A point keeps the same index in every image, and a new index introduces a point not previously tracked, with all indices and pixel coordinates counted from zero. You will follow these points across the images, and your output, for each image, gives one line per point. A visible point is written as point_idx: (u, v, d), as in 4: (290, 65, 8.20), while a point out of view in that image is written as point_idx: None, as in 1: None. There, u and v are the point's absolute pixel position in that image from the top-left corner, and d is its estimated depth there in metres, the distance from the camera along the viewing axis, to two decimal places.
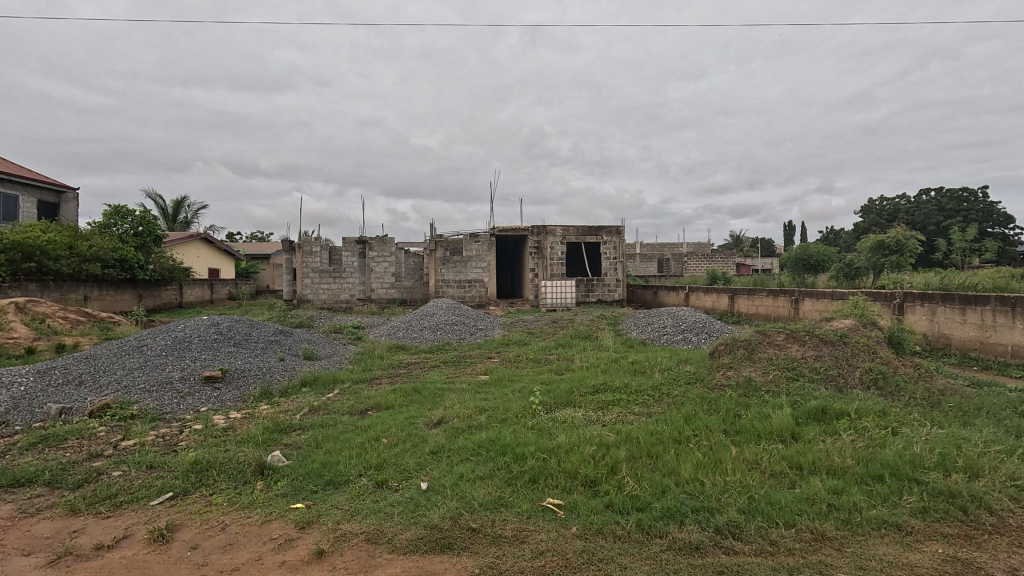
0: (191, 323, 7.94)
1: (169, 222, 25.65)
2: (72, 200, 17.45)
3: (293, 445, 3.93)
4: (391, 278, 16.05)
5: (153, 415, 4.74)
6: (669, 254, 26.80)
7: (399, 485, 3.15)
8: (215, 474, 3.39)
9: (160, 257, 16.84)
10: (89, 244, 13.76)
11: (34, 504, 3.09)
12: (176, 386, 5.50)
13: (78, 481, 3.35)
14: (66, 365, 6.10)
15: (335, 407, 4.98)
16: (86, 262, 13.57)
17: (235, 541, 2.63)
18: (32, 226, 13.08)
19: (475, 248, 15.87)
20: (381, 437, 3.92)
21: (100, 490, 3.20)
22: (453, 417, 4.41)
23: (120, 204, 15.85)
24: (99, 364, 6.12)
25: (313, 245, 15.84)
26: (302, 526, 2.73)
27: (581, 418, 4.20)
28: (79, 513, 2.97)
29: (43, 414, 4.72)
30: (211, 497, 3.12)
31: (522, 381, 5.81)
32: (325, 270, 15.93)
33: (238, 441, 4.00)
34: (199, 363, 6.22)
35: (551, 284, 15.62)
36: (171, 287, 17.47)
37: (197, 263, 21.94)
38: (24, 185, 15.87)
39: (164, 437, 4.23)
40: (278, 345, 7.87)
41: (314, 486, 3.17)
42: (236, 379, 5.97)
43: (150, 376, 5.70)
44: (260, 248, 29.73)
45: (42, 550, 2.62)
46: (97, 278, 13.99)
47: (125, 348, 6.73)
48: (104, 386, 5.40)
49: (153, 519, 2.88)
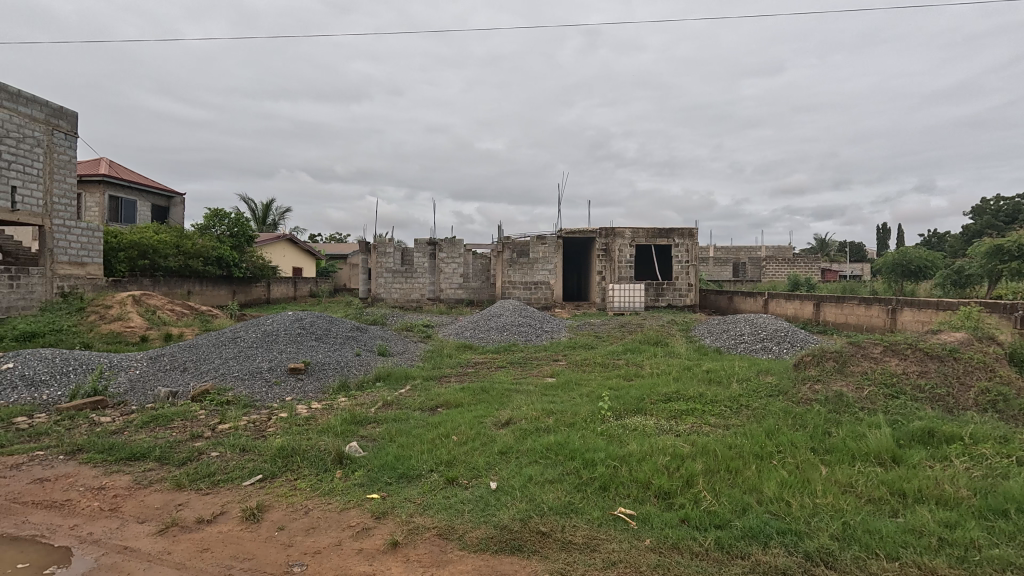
0: (278, 318, 8.53)
1: (259, 224, 27.93)
2: (179, 205, 19.40)
3: (369, 437, 4.10)
4: (460, 279, 16.42)
5: (245, 402, 5.14)
6: (746, 257, 25.38)
7: (470, 483, 3.19)
8: (299, 460, 3.60)
9: (252, 256, 18.31)
10: (193, 243, 15.25)
11: (147, 477, 3.44)
12: (264, 376, 5.93)
13: (183, 459, 3.68)
14: (173, 353, 6.76)
15: (406, 402, 5.15)
16: (190, 260, 15.01)
17: (317, 525, 2.77)
18: (148, 228, 14.67)
19: (542, 250, 15.86)
20: (451, 434, 4.00)
21: (201, 468, 3.50)
22: (521, 418, 4.41)
23: (219, 208, 17.48)
24: (199, 353, 6.72)
25: (387, 245, 16.55)
26: (378, 516, 2.83)
27: (652, 426, 4.05)
28: (184, 488, 3.26)
29: (155, 396, 5.25)
30: (296, 482, 3.32)
31: (589, 385, 5.72)
32: (398, 270, 16.55)
33: (320, 430, 4.22)
34: (284, 356, 6.67)
35: (618, 288, 15.20)
36: (260, 284, 18.90)
37: (282, 262, 23.69)
38: (142, 192, 17.85)
39: (255, 423, 4.56)
40: (354, 341, 8.27)
41: (389, 478, 3.28)
42: (317, 371, 6.34)
43: (242, 365, 6.18)
44: (338, 249, 31.50)
45: (153, 519, 2.91)
46: (198, 274, 15.46)
47: (222, 338, 7.36)
48: (204, 374, 5.93)
49: (246, 499, 3.10)
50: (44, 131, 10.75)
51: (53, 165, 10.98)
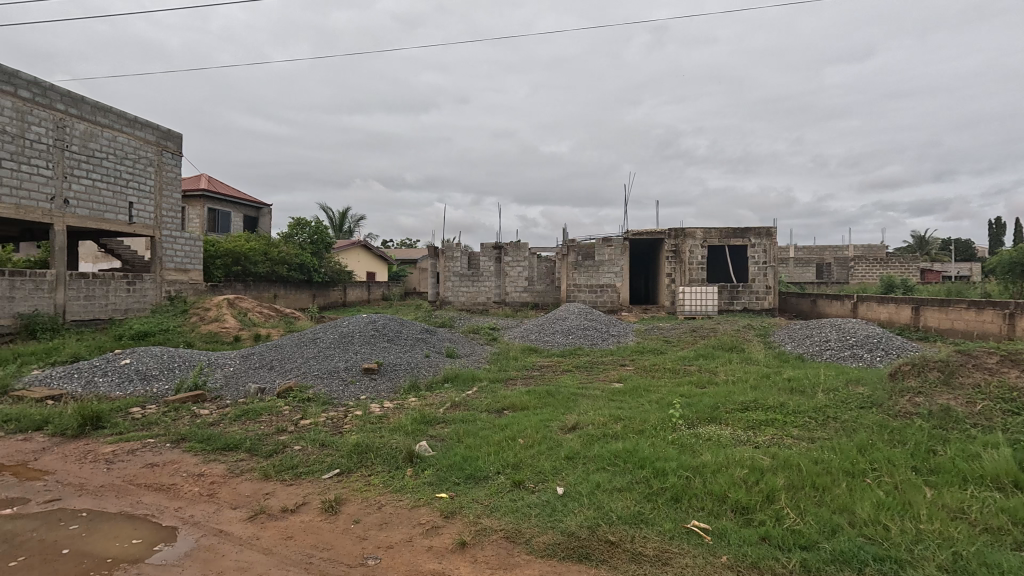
0: (354, 320, 8.98)
1: (337, 232, 29.62)
2: (267, 215, 20.99)
3: (438, 437, 4.20)
4: (525, 282, 16.50)
5: (324, 399, 5.44)
6: (832, 258, 23.53)
7: (537, 487, 3.18)
8: (373, 457, 3.75)
9: (330, 261, 19.44)
10: (278, 250, 16.44)
11: (239, 466, 3.73)
12: (341, 375, 6.27)
13: (270, 451, 3.95)
14: (261, 352, 7.31)
15: (474, 404, 5.23)
16: (276, 266, 16.19)
17: (390, 521, 2.87)
18: (240, 237, 16.00)
19: (608, 253, 15.60)
20: (518, 437, 4.01)
21: (286, 461, 3.75)
22: (587, 423, 4.34)
23: (301, 217, 18.74)
24: (284, 352, 7.22)
25: (454, 250, 16.96)
26: (447, 515, 2.89)
27: (727, 436, 3.84)
28: (271, 479, 3.51)
29: (245, 392, 5.70)
30: (370, 478, 3.46)
31: (659, 392, 5.53)
32: (465, 274, 16.91)
33: (392, 429, 4.39)
34: (359, 356, 7.01)
35: (688, 291, 14.67)
36: (337, 288, 20.02)
37: (357, 267, 24.99)
38: (236, 204, 19.50)
39: (333, 420, 4.82)
40: (424, 343, 8.53)
41: (457, 479, 3.34)
42: (389, 371, 6.60)
43: (322, 365, 6.56)
44: (408, 254, 32.71)
45: (245, 505, 3.14)
46: (283, 279, 16.64)
47: (304, 339, 7.86)
48: (288, 372, 6.35)
49: (325, 492, 3.27)
50: (155, 151, 12.01)
51: (162, 181, 12.24)
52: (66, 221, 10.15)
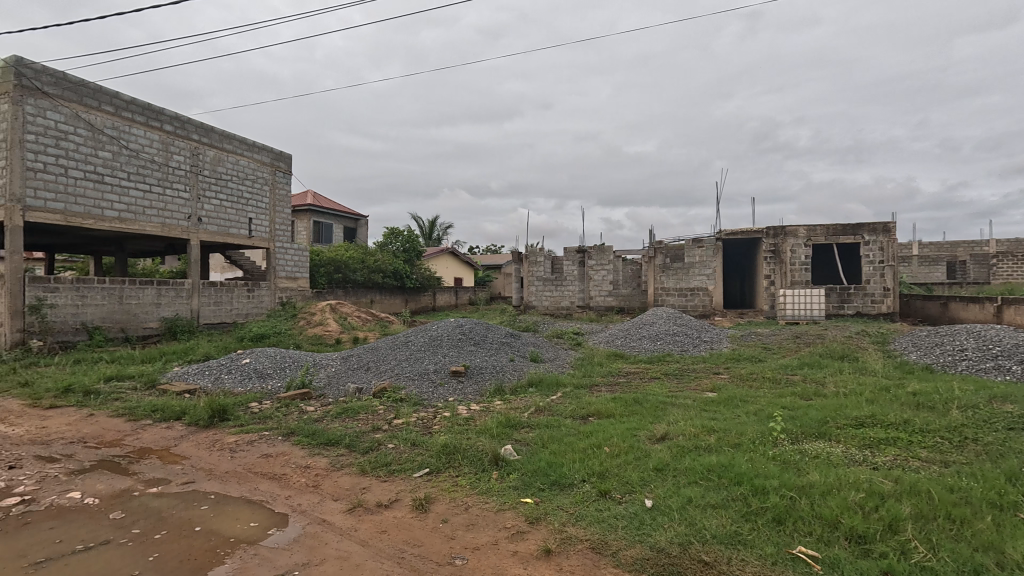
0: (442, 324, 9.34)
1: (426, 240, 31.02)
2: (364, 226, 22.51)
3: (523, 441, 4.23)
4: (609, 286, 16.18)
5: (415, 400, 5.70)
6: (967, 255, 20.56)
7: (624, 498, 3.08)
8: (460, 459, 3.86)
9: (420, 268, 20.38)
10: (374, 259, 17.55)
11: (339, 461, 4.01)
12: (431, 377, 6.52)
13: (367, 448, 4.21)
14: (359, 353, 7.82)
15: (558, 410, 5.20)
16: (372, 273, 17.29)
17: (476, 523, 2.93)
18: (340, 247, 17.30)
19: (699, 254, 14.85)
20: (604, 446, 3.91)
21: (381, 458, 3.96)
22: (677, 434, 4.15)
23: (394, 227, 19.85)
24: (379, 354, 7.67)
25: (538, 254, 17.06)
26: (532, 520, 2.89)
27: (839, 455, 3.48)
28: (367, 474, 3.73)
29: (345, 391, 6.13)
30: (458, 478, 3.56)
31: (757, 403, 5.14)
32: (549, 278, 16.94)
33: (478, 431, 4.49)
34: (447, 359, 7.26)
35: (790, 294, 13.55)
36: (427, 293, 20.94)
37: (445, 274, 25.98)
38: (337, 216, 21.12)
39: (423, 420, 5.04)
40: (509, 347, 8.65)
41: (542, 484, 3.33)
42: (475, 374, 6.76)
43: (413, 367, 6.88)
44: (493, 259, 33.44)
45: (344, 498, 3.37)
46: (378, 286, 17.72)
47: (397, 342, 8.30)
48: (382, 373, 6.74)
49: (416, 490, 3.41)
50: (269, 171, 13.35)
51: (275, 198, 13.55)
52: (199, 237, 11.59)
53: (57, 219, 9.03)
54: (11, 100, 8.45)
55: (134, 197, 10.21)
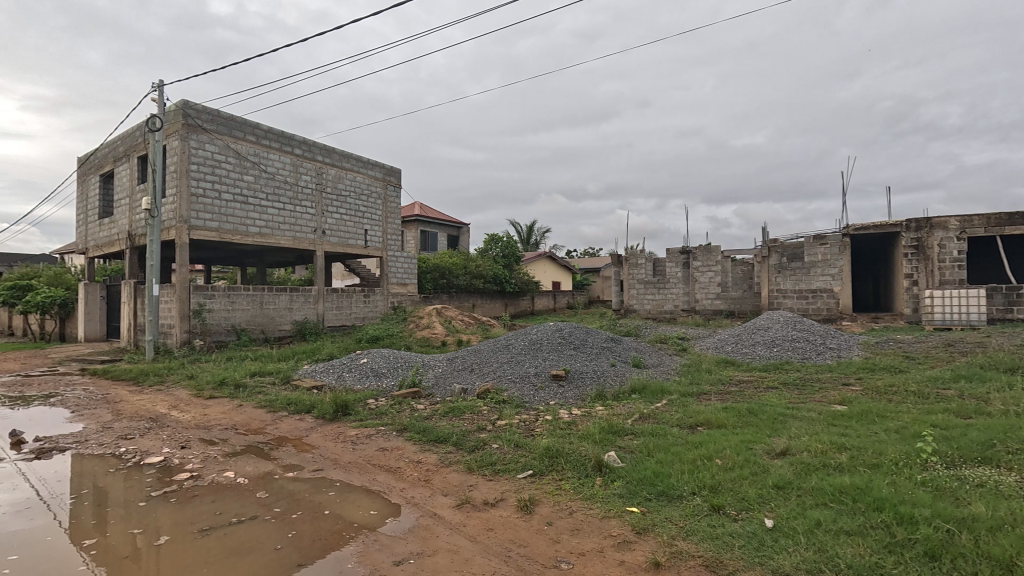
0: (542, 328, 9.42)
1: (525, 245, 31.53)
2: (466, 233, 23.45)
3: (627, 448, 4.12)
4: (717, 288, 15.24)
5: (517, 402, 5.81)
6: None
7: (740, 515, 2.87)
8: (563, 463, 3.85)
9: (519, 273, 20.75)
10: (475, 264, 18.21)
11: (448, 458, 4.21)
12: (532, 380, 6.60)
13: (473, 447, 4.36)
14: (463, 356, 8.15)
15: (664, 418, 4.99)
16: (474, 278, 17.96)
17: (581, 528, 2.90)
18: (444, 254, 18.19)
19: (822, 252, 13.45)
20: (715, 458, 3.69)
21: (486, 457, 4.09)
22: (800, 449, 3.78)
23: (494, 234, 20.43)
24: (482, 357, 7.93)
25: (638, 257, 16.56)
26: (638, 531, 2.81)
27: (1012, 485, 2.94)
28: (474, 472, 3.87)
29: (451, 391, 6.42)
30: (561, 482, 3.56)
31: (899, 419, 4.52)
32: (650, 281, 16.38)
33: (581, 436, 4.45)
34: (548, 363, 7.29)
35: (939, 295, 11.78)
36: (526, 297, 21.26)
37: (544, 278, 26.20)
38: (441, 225, 22.24)
39: (525, 422, 5.11)
40: (610, 352, 8.49)
41: (648, 494, 3.22)
42: (576, 379, 6.72)
43: (514, 370, 7.01)
44: (592, 263, 33.07)
45: (453, 494, 3.52)
46: (479, 290, 18.35)
47: (499, 345, 8.52)
48: (485, 375, 6.96)
49: (520, 491, 3.47)
50: (381, 186, 14.41)
51: (387, 210, 14.60)
52: (323, 248, 12.85)
53: (214, 236, 10.54)
54: (179, 137, 10.02)
55: (271, 214, 11.62)
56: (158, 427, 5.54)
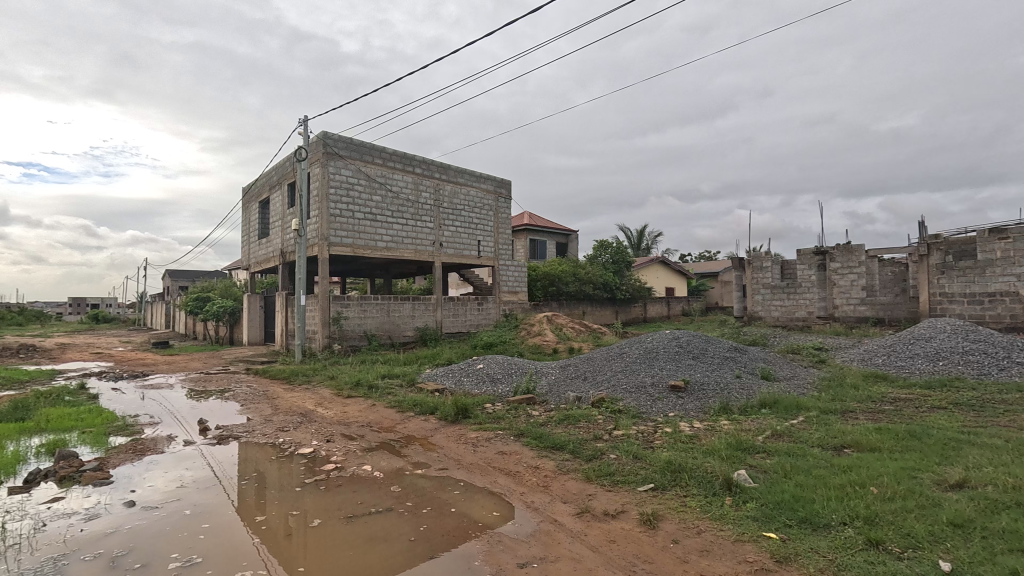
0: (657, 336, 9.06)
1: (635, 250, 30.66)
2: (574, 240, 23.44)
3: (759, 467, 3.80)
4: (861, 293, 13.50)
5: (634, 413, 5.65)
6: None
7: (905, 554, 2.50)
8: (687, 478, 3.66)
9: (630, 279, 20.21)
10: (585, 271, 18.11)
11: (565, 465, 4.21)
12: (649, 390, 6.37)
13: (590, 456, 4.33)
14: (576, 363, 8.12)
15: (801, 436, 4.53)
16: (583, 285, 17.87)
17: (711, 549, 2.74)
18: (554, 262, 18.34)
19: (1001, 248, 11.30)
20: (869, 485, 3.25)
21: (604, 467, 4.03)
22: (982, 482, 3.20)
23: (604, 240, 20.13)
24: (595, 365, 7.84)
25: (764, 259, 15.27)
26: (778, 559, 2.57)
27: None
28: (592, 481, 3.83)
29: (566, 399, 6.43)
30: (686, 499, 3.39)
31: None
32: (778, 286, 15.00)
33: (705, 451, 4.20)
34: (665, 373, 6.99)
35: None
36: (638, 304, 20.62)
37: (656, 284, 25.24)
38: (549, 233, 22.48)
39: (643, 434, 4.95)
40: (733, 362, 7.90)
41: (787, 520, 2.94)
42: (697, 390, 6.35)
43: (629, 379, 6.83)
44: (709, 266, 31.14)
45: (572, 502, 3.52)
46: (589, 297, 18.20)
47: (612, 353, 8.36)
48: (600, 384, 6.87)
49: (642, 504, 3.36)
50: (493, 198, 14.95)
51: (498, 221, 15.12)
52: (441, 259, 13.64)
53: (348, 251, 11.74)
54: (321, 165, 11.34)
55: (396, 230, 12.63)
56: (308, 421, 6.29)
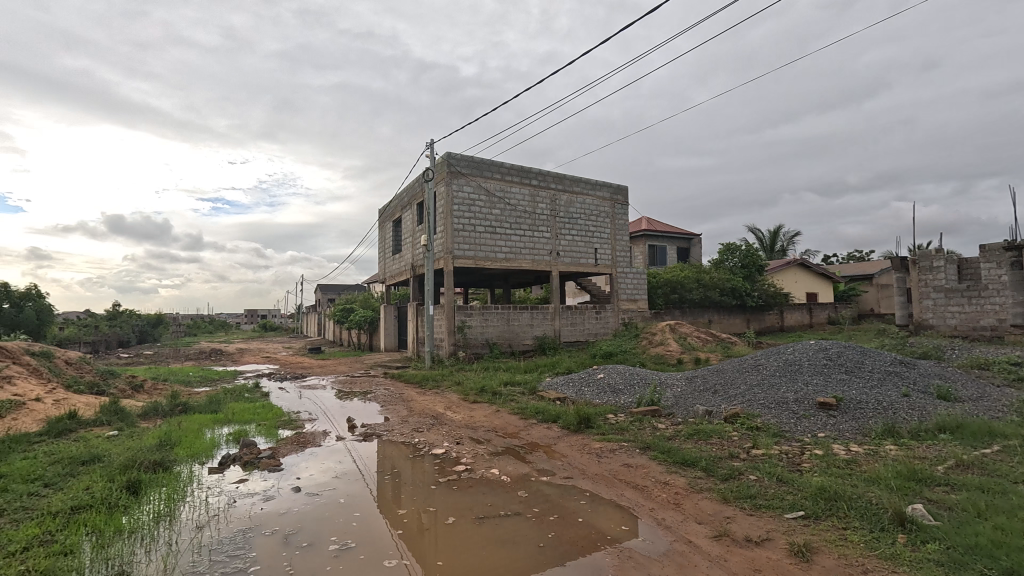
0: (799, 346, 8.16)
1: (768, 252, 28.07)
2: (698, 244, 22.16)
3: (942, 503, 3.22)
4: None
5: (775, 431, 5.14)
6: None
7: None
8: (846, 509, 3.23)
9: (764, 284, 18.52)
10: (711, 277, 16.99)
11: (698, 483, 3.96)
12: (792, 407, 5.75)
13: (725, 475, 4.02)
14: (705, 375, 7.62)
15: (999, 469, 3.74)
16: (709, 292, 16.77)
17: None
18: (676, 268, 17.50)
19: None
20: None
21: (743, 488, 3.71)
22: None
23: (731, 243, 18.72)
24: (726, 377, 7.28)
25: (934, 258, 13.02)
26: None
27: None
28: (730, 503, 3.55)
29: (695, 413, 6.06)
30: (846, 532, 2.98)
31: None
32: (955, 288, 12.68)
33: (868, 479, 3.67)
34: (811, 388, 6.26)
35: None
36: (773, 311, 18.81)
37: (795, 289, 22.82)
38: (670, 238, 21.52)
39: (788, 455, 4.48)
40: (898, 378, 6.81)
41: (986, 569, 2.45)
42: (852, 409, 5.59)
43: (768, 394, 6.23)
44: (861, 268, 27.37)
45: (708, 523, 3.29)
46: (716, 305, 17.03)
47: (746, 365, 7.71)
48: (733, 398, 6.36)
49: (791, 533, 3.03)
50: (610, 205, 14.71)
51: (615, 229, 14.84)
52: (558, 268, 13.75)
53: (471, 263, 12.36)
54: (445, 184, 12.12)
55: (514, 241, 13.02)
56: (438, 423, 6.70)
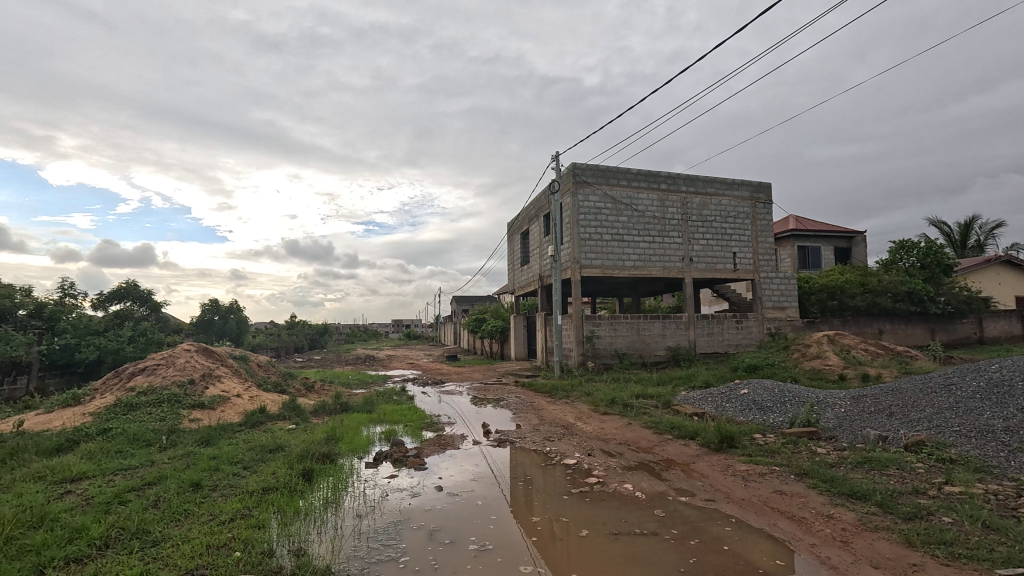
0: (1009, 363, 6.63)
1: (958, 248, 23.45)
2: (861, 243, 19.35)
3: None
4: None
5: (977, 466, 4.23)
6: None
7: None
8: None
9: (953, 286, 15.47)
10: (880, 280, 14.66)
11: (872, 521, 3.41)
12: (1001, 437, 4.68)
13: (909, 514, 3.40)
14: (876, 394, 6.56)
15: None
16: (878, 297, 14.46)
17: None
18: (834, 271, 15.48)
19: None
20: None
21: (934, 532, 3.10)
22: None
23: (905, 239, 16.00)
24: (906, 398, 6.19)
25: None
26: None
27: None
28: (916, 548, 2.99)
29: (864, 438, 5.25)
30: None
31: None
32: None
33: None
34: None
35: None
36: (969, 320, 15.61)
37: (999, 291, 18.70)
38: (824, 237, 19.10)
39: (997, 496, 3.65)
40: None
41: None
42: None
43: (965, 420, 5.16)
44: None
45: (888, 570, 2.80)
46: (889, 312, 14.64)
47: (932, 384, 6.47)
48: (915, 422, 5.39)
49: None
50: (750, 205, 13.51)
51: (757, 230, 13.58)
52: (692, 275, 12.97)
53: (598, 272, 12.23)
54: (571, 194, 12.20)
55: (644, 248, 12.60)
56: (569, 433, 6.70)
